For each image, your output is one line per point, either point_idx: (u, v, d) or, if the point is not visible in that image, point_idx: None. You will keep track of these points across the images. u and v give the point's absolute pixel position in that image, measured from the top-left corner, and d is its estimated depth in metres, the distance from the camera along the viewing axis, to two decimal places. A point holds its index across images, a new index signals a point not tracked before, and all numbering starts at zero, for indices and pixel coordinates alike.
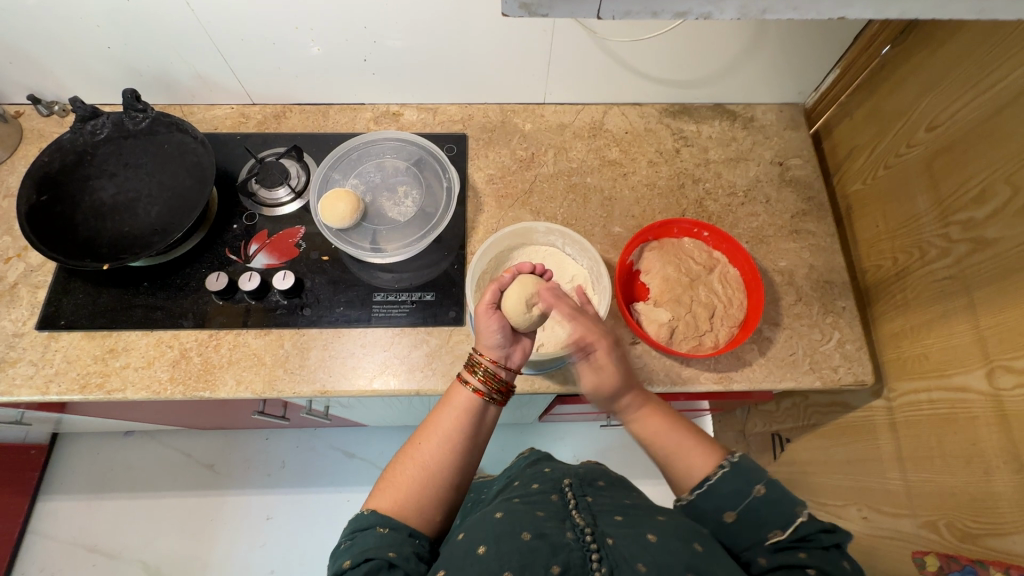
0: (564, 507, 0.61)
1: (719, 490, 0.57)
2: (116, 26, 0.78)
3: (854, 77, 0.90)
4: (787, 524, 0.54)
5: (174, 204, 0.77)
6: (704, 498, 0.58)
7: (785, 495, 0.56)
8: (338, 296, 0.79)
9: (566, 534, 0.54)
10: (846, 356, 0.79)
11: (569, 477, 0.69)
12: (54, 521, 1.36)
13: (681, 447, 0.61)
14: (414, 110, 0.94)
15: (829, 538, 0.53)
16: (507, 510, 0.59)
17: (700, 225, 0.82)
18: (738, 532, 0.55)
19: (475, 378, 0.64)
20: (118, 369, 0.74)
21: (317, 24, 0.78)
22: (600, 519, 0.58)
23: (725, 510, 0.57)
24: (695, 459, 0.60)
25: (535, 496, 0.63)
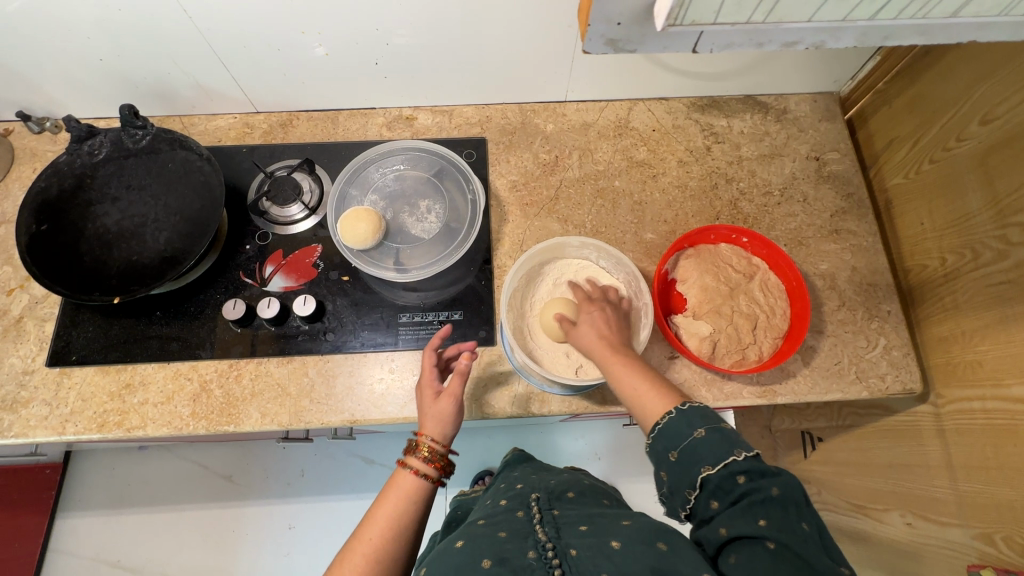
0: (529, 522, 0.58)
1: (665, 432, 0.56)
2: (107, 36, 0.72)
3: (895, 63, 0.84)
4: (719, 461, 0.51)
5: (184, 229, 0.72)
6: (654, 441, 0.57)
7: (724, 437, 0.53)
8: (362, 319, 0.75)
9: (527, 553, 0.52)
10: (893, 363, 0.76)
11: (538, 491, 0.65)
12: (74, 537, 1.34)
13: (638, 393, 0.60)
14: (428, 113, 0.89)
15: (771, 484, 0.49)
16: (468, 537, 0.56)
17: (739, 230, 0.78)
18: (679, 477, 0.54)
19: (424, 464, 0.63)
20: (136, 406, 0.71)
21: (326, 26, 0.72)
22: (564, 531, 0.56)
23: (666, 449, 0.55)
24: (651, 405, 0.59)
25: (500, 515, 0.60)
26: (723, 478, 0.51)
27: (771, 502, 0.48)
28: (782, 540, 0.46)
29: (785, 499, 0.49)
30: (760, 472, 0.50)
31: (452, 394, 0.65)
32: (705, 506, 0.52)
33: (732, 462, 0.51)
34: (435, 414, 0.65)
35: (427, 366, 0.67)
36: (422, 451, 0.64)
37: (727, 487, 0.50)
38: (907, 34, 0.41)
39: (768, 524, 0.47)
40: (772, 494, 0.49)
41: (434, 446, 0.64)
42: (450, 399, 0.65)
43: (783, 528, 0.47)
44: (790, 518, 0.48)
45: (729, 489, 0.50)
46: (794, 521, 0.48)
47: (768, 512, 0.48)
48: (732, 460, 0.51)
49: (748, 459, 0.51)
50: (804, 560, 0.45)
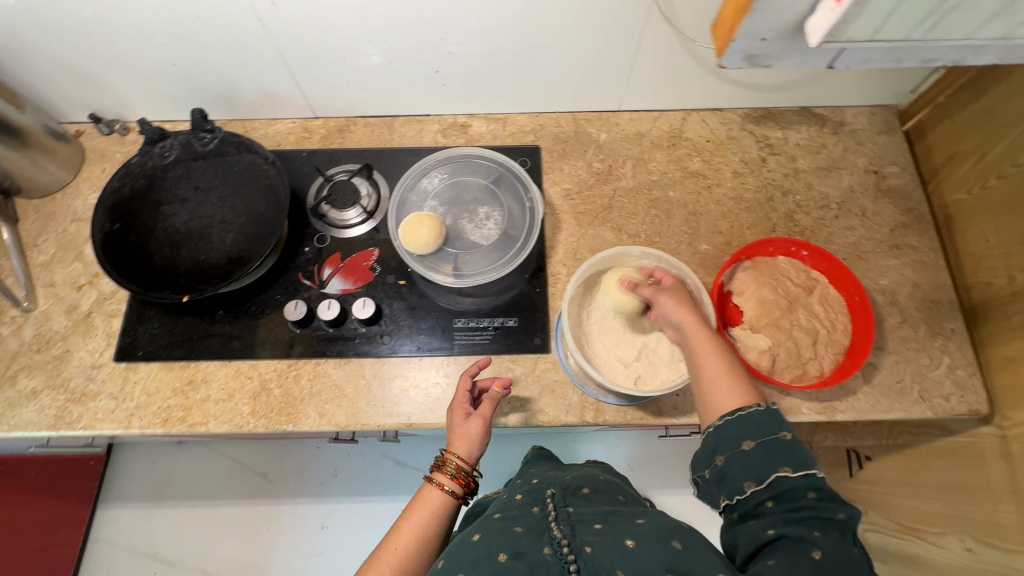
0: (544, 519, 0.56)
1: (746, 419, 0.53)
2: (187, 43, 0.75)
3: (959, 76, 0.83)
4: (798, 468, 0.49)
5: (250, 231, 0.74)
6: (728, 425, 0.54)
7: (806, 453, 0.51)
8: (418, 323, 0.76)
9: (542, 549, 0.51)
10: (957, 384, 0.74)
11: (554, 486, 0.63)
12: (113, 528, 1.37)
13: (724, 374, 0.58)
14: (482, 121, 0.90)
15: (839, 510, 0.48)
16: (484, 530, 0.56)
17: (799, 243, 0.77)
18: (745, 465, 0.51)
19: (451, 481, 0.65)
20: (199, 402, 0.72)
21: (398, 33, 0.73)
22: (580, 527, 0.54)
23: (740, 436, 0.53)
24: (729, 394, 0.57)
25: (516, 509, 0.59)
26: (794, 486, 0.49)
27: (832, 522, 0.47)
28: (831, 554, 0.45)
29: (846, 526, 0.47)
30: (831, 495, 0.48)
31: (482, 416, 0.67)
32: (760, 502, 0.50)
33: (807, 474, 0.49)
34: (464, 435, 0.66)
35: (460, 389, 0.69)
36: (449, 468, 0.65)
37: (793, 494, 0.49)
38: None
39: (822, 535, 0.46)
40: (839, 517, 0.47)
41: (461, 465, 0.65)
42: (479, 421, 0.66)
43: (836, 545, 0.46)
44: (844, 541, 0.46)
45: (795, 497, 0.48)
46: (848, 545, 0.46)
47: (827, 528, 0.47)
48: (808, 474, 0.49)
49: (823, 479, 0.49)
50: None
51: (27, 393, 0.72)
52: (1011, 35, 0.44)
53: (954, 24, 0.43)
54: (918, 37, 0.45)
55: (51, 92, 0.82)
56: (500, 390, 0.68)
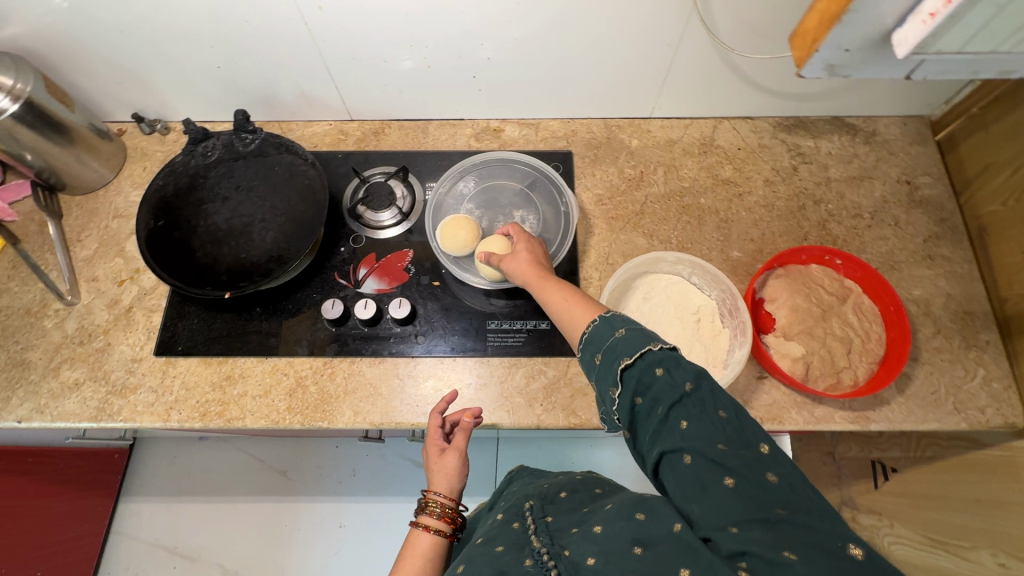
0: (524, 534, 0.56)
1: (590, 338, 0.54)
2: (233, 46, 0.76)
3: (995, 88, 0.83)
4: (635, 355, 0.49)
5: (290, 230, 0.75)
6: (583, 353, 0.54)
7: (641, 334, 0.50)
8: (452, 324, 0.77)
9: (524, 561, 0.50)
10: (993, 396, 0.73)
11: (531, 500, 0.64)
12: (134, 522, 1.39)
13: (566, 304, 0.60)
14: (515, 126, 0.91)
15: (683, 378, 0.47)
16: (467, 558, 0.54)
17: (833, 252, 0.77)
18: (604, 382, 0.51)
19: (437, 520, 0.64)
20: (236, 397, 0.73)
21: (441, 38, 0.75)
22: (558, 536, 0.54)
23: (592, 354, 0.53)
24: (580, 317, 0.58)
25: (496, 530, 0.59)
26: (640, 374, 0.48)
27: (684, 397, 0.47)
28: (694, 434, 0.45)
29: (700, 395, 0.47)
30: (674, 364, 0.48)
31: (457, 448, 0.67)
32: (629, 405, 0.48)
33: (647, 358, 0.49)
34: (443, 471, 0.66)
35: (431, 426, 0.68)
36: (433, 509, 0.64)
37: (643, 383, 0.48)
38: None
39: (688, 425, 0.46)
40: (686, 389, 0.47)
41: (444, 502, 0.65)
42: (456, 453, 0.66)
43: (698, 428, 0.45)
44: (704, 408, 0.46)
45: (649, 384, 0.48)
46: (703, 410, 0.46)
47: (685, 409, 0.46)
48: (647, 355, 0.49)
49: (662, 351, 0.49)
50: (728, 461, 0.43)
51: (70, 384, 0.74)
52: None
53: None
54: (1005, 48, 0.44)
55: (97, 92, 0.85)
56: (470, 417, 0.66)
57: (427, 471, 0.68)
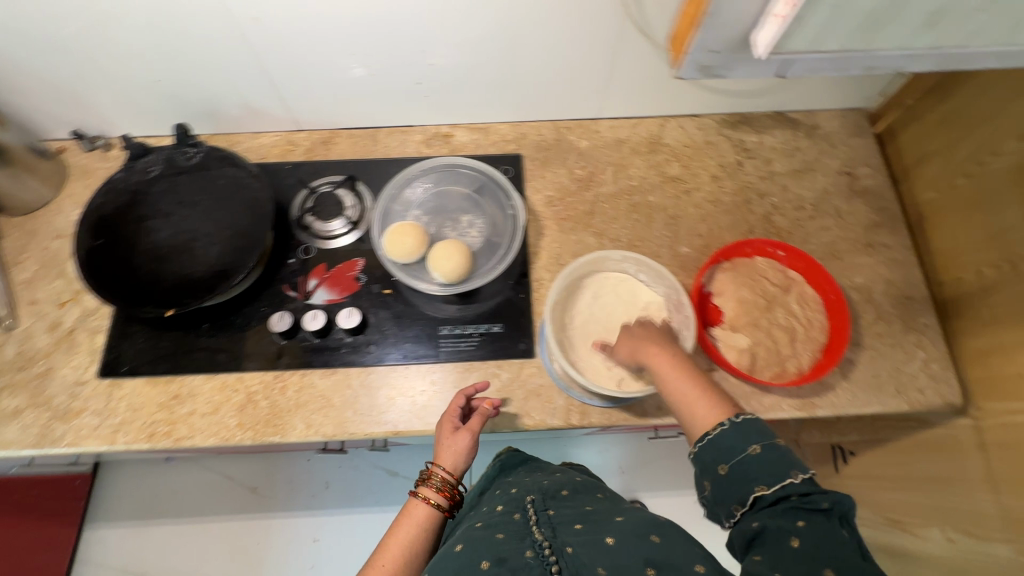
0: (526, 525, 0.60)
1: (716, 443, 0.57)
2: (168, 59, 0.75)
3: (927, 80, 0.86)
4: (773, 479, 0.53)
5: (235, 244, 0.74)
6: (703, 450, 0.58)
7: (781, 455, 0.54)
8: (404, 331, 0.77)
9: (525, 552, 0.54)
10: (931, 377, 0.76)
11: (532, 493, 0.68)
12: (99, 549, 1.35)
13: (689, 398, 0.61)
14: (465, 130, 0.91)
15: (823, 500, 0.51)
16: (467, 540, 0.58)
17: (777, 244, 0.78)
18: (727, 489, 0.56)
19: (436, 493, 0.67)
20: (185, 416, 0.72)
21: (379, 45, 0.75)
22: (561, 529, 0.58)
23: (717, 459, 0.57)
24: (705, 417, 0.60)
25: (497, 518, 0.63)
26: (777, 497, 0.52)
27: (817, 513, 0.50)
28: (810, 539, 0.49)
29: (832, 513, 0.51)
30: (813, 491, 0.52)
31: (470, 430, 0.68)
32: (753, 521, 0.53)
33: (785, 478, 0.53)
34: (452, 448, 0.68)
35: (450, 405, 0.70)
36: (434, 481, 0.67)
37: (772, 503, 0.52)
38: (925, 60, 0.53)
39: (805, 525, 0.50)
40: (823, 509, 0.50)
41: (445, 478, 0.68)
42: (467, 434, 0.67)
43: (819, 531, 0.49)
44: (832, 528, 0.50)
45: (779, 507, 0.52)
46: (834, 528, 0.50)
47: (812, 518, 0.50)
48: (786, 483, 0.52)
49: (805, 479, 0.53)
50: (831, 556, 0.47)
51: (9, 412, 0.72)
52: (941, 45, 0.52)
53: (888, 35, 0.51)
54: (854, 45, 0.53)
55: (31, 110, 0.82)
56: (490, 408, 0.70)
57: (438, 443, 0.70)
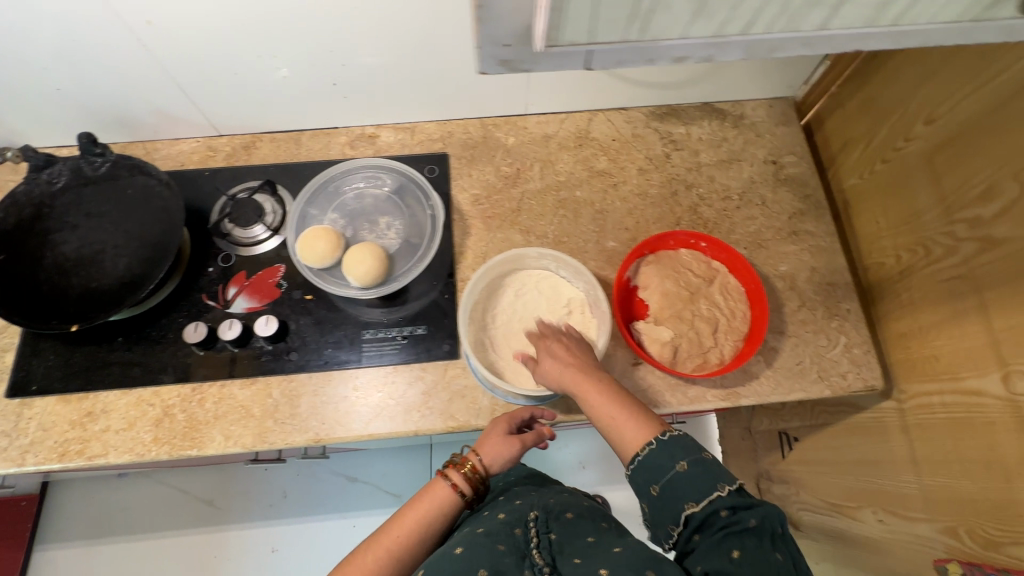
0: (527, 544, 0.60)
1: (645, 465, 0.58)
2: (60, 66, 0.72)
3: (846, 66, 0.86)
4: (702, 497, 0.54)
5: (144, 254, 0.72)
6: (636, 473, 0.58)
7: (707, 471, 0.55)
8: (326, 337, 0.76)
9: (523, 573, 0.56)
10: (853, 361, 0.76)
11: (536, 509, 0.66)
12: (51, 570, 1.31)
13: (615, 421, 0.61)
14: (390, 131, 0.90)
15: (750, 517, 0.52)
16: (467, 544, 0.59)
17: (697, 235, 0.79)
18: (662, 513, 0.56)
19: (464, 480, 0.66)
20: (98, 433, 0.70)
21: (284, 45, 0.73)
22: (561, 558, 0.57)
23: (649, 482, 0.57)
24: (630, 436, 0.60)
25: (499, 526, 0.62)
26: (705, 515, 0.53)
27: (745, 531, 0.52)
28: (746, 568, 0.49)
29: (761, 530, 0.52)
30: (741, 505, 0.53)
31: (523, 441, 0.68)
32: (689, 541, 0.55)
33: (711, 494, 0.54)
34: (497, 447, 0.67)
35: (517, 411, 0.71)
36: (466, 468, 0.66)
37: (703, 523, 0.53)
38: (763, 43, 0.42)
39: (740, 554, 0.51)
40: (749, 526, 0.52)
41: (477, 470, 0.67)
42: (518, 444, 0.67)
43: (753, 559, 0.50)
44: (764, 549, 0.51)
45: (712, 525, 0.53)
46: (765, 550, 0.51)
47: (743, 541, 0.51)
48: (713, 498, 0.54)
49: (729, 494, 0.54)
50: None
51: None
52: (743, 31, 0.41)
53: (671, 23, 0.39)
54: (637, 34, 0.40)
55: None
56: (549, 430, 0.70)
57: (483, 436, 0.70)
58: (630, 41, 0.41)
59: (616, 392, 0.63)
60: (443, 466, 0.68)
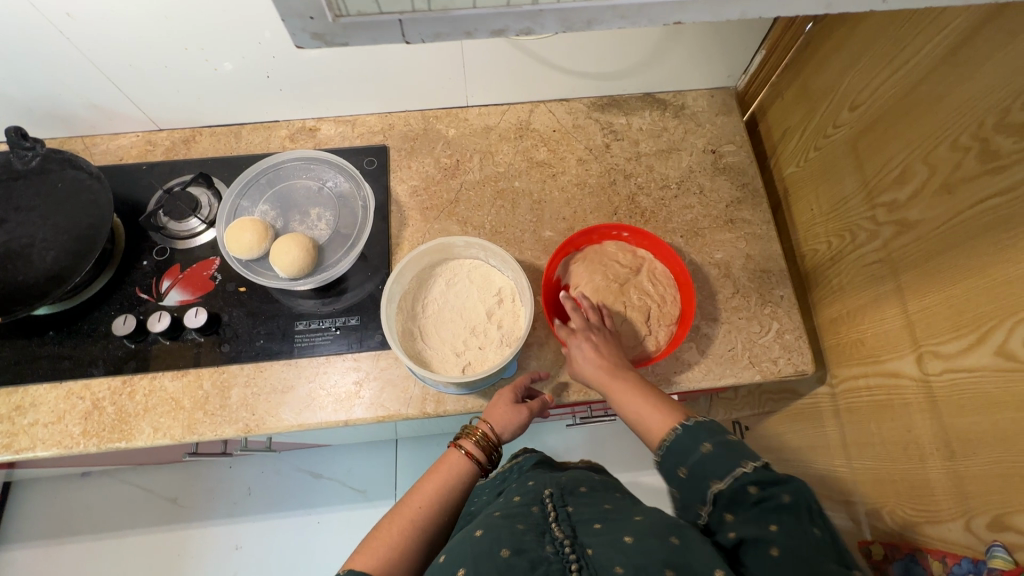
0: (545, 519, 0.56)
1: (672, 450, 0.56)
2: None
3: (781, 57, 0.86)
4: (728, 475, 0.52)
5: (71, 247, 0.72)
6: (664, 458, 0.57)
7: (732, 450, 0.54)
8: (258, 328, 0.76)
9: (545, 547, 0.52)
10: (785, 347, 0.77)
11: (550, 485, 0.62)
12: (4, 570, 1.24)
13: (642, 416, 0.62)
14: (331, 124, 0.90)
15: (782, 492, 0.50)
16: (486, 525, 0.55)
17: (619, 227, 0.79)
18: (690, 492, 0.55)
19: (476, 446, 0.66)
20: (26, 427, 0.70)
21: (216, 43, 0.70)
22: (582, 529, 0.54)
23: (676, 465, 0.56)
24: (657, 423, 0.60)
25: (515, 507, 0.59)
26: (735, 491, 0.51)
27: (782, 508, 0.50)
28: (788, 547, 0.47)
29: (798, 507, 0.50)
30: (770, 481, 0.51)
31: (530, 408, 0.69)
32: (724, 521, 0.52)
33: (736, 470, 0.52)
34: (506, 414, 0.68)
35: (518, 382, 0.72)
36: (478, 435, 0.66)
37: (735, 500, 0.52)
38: (608, 16, 0.34)
39: (778, 529, 0.49)
40: (784, 502, 0.50)
41: (489, 436, 0.67)
42: (526, 409, 0.69)
43: (793, 535, 0.48)
44: (803, 524, 0.49)
45: (741, 501, 0.51)
46: (805, 527, 0.49)
47: (780, 517, 0.49)
48: (740, 475, 0.52)
49: (756, 470, 0.52)
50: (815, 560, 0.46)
51: None
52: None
53: None
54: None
55: None
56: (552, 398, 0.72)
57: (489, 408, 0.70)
58: (448, 13, 0.32)
59: (643, 386, 0.64)
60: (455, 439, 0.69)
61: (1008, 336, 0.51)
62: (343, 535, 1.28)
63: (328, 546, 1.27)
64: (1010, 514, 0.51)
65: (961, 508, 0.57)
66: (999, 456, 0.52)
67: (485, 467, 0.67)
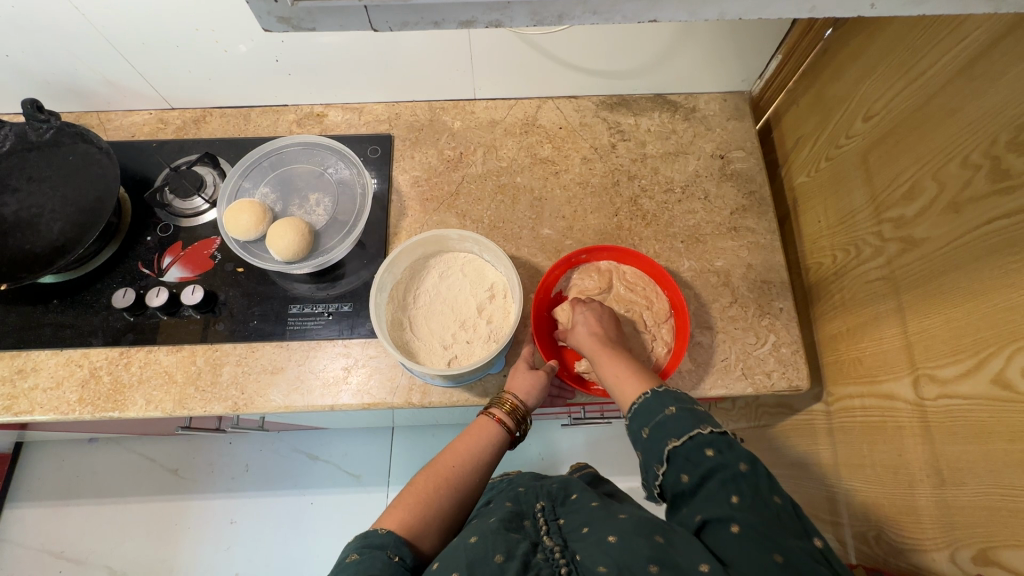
0: (536, 533, 0.57)
1: (639, 411, 0.59)
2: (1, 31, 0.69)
3: (797, 62, 0.84)
4: (687, 437, 0.54)
5: (77, 220, 0.74)
6: (630, 421, 0.60)
7: (691, 415, 0.56)
8: (252, 309, 0.77)
9: (536, 554, 0.53)
10: (780, 360, 0.75)
11: (541, 497, 0.63)
12: (6, 528, 1.26)
13: (620, 381, 0.63)
14: (338, 111, 0.90)
15: (739, 461, 0.52)
16: (481, 533, 0.54)
17: (576, 251, 0.76)
18: (650, 454, 0.56)
19: (506, 413, 0.67)
20: (26, 391, 0.72)
21: (228, 27, 0.71)
22: (571, 536, 0.55)
23: (640, 427, 0.58)
24: (630, 389, 0.62)
25: (507, 515, 0.59)
26: (693, 454, 0.53)
27: (738, 477, 0.51)
28: (746, 520, 0.48)
29: (754, 477, 0.51)
30: (726, 447, 0.53)
31: (549, 371, 0.70)
32: (678, 482, 0.54)
33: (697, 436, 0.54)
34: (528, 381, 0.69)
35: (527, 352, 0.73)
36: (506, 404, 0.67)
37: (694, 466, 0.53)
38: (578, 11, 0.33)
39: (738, 501, 0.50)
40: (740, 469, 0.51)
41: (516, 403, 0.67)
42: (544, 374, 0.69)
43: (751, 506, 0.49)
44: (760, 494, 0.50)
45: (697, 463, 0.53)
46: (761, 496, 0.50)
47: (738, 487, 0.50)
48: (699, 438, 0.54)
49: (713, 434, 0.54)
50: (766, 527, 0.48)
51: None
52: None
53: None
54: None
55: None
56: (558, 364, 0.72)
57: (510, 380, 0.71)
58: (411, 3, 0.32)
59: (630, 359, 0.65)
60: (484, 409, 0.69)
61: (1006, 364, 0.49)
62: (336, 517, 1.29)
63: (320, 527, 1.28)
64: (996, 548, 0.49)
65: (947, 538, 0.55)
66: (988, 487, 0.51)
67: (514, 433, 0.67)
